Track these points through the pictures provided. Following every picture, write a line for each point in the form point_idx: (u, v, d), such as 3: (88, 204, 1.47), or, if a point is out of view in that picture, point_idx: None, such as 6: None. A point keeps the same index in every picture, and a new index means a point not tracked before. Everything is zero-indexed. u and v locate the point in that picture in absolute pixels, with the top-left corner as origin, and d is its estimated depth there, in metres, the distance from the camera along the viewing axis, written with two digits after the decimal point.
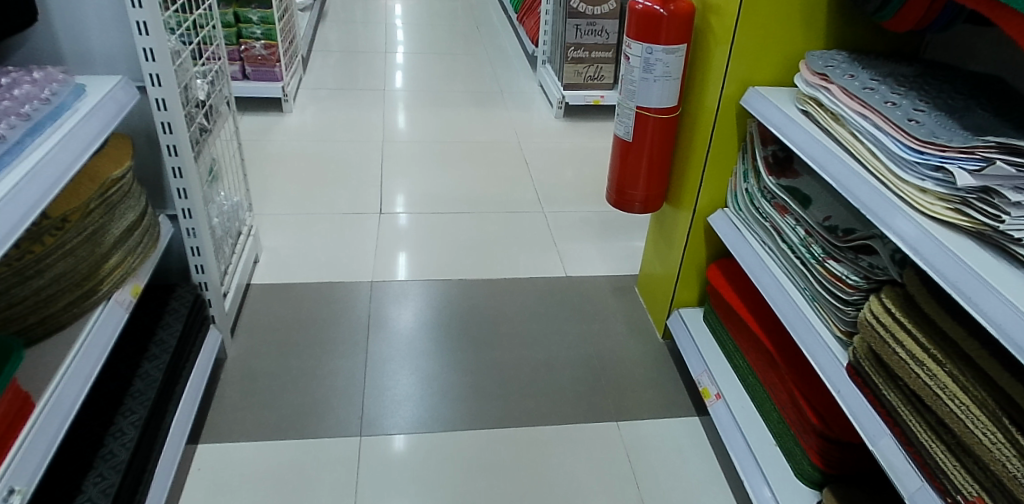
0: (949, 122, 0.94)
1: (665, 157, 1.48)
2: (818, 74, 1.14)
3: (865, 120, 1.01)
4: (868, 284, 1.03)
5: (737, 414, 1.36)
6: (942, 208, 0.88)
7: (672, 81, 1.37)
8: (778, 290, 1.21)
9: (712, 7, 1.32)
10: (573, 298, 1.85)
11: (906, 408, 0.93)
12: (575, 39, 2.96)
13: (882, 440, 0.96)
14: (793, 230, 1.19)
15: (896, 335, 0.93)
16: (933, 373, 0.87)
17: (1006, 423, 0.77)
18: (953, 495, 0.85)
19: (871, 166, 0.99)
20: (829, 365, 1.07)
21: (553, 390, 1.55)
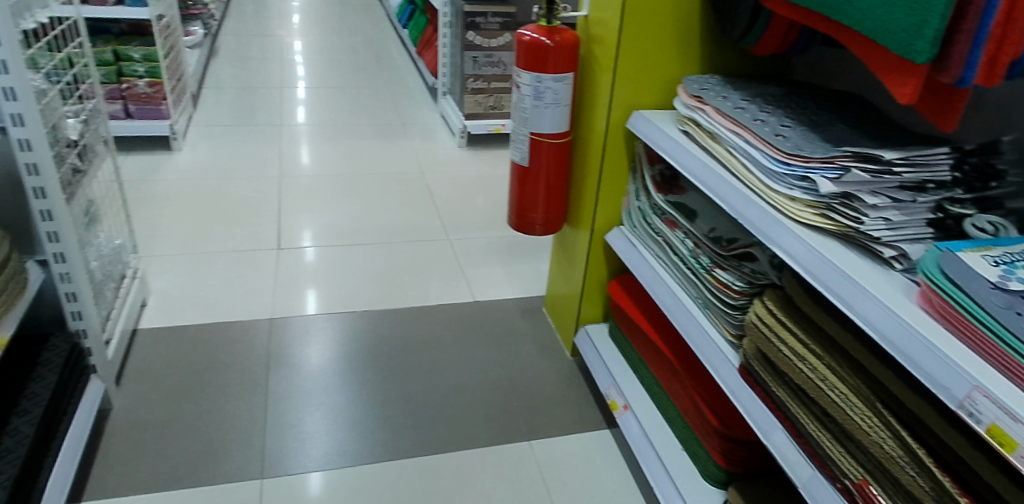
0: (812, 135, 1.02)
1: (561, 179, 1.53)
2: (695, 97, 1.21)
3: (738, 136, 1.08)
4: (752, 288, 1.09)
5: (644, 422, 1.41)
6: (810, 214, 0.95)
7: (562, 107, 1.41)
8: (673, 300, 1.27)
9: (596, 36, 1.38)
10: (482, 322, 1.86)
11: (794, 401, 0.99)
12: (474, 70, 3.02)
13: (775, 434, 1.01)
14: (683, 242, 1.25)
15: (780, 333, 0.99)
16: (815, 367, 0.93)
17: (880, 407, 0.84)
18: (840, 480, 0.90)
19: (747, 179, 1.06)
20: (723, 368, 1.12)
21: (464, 415, 1.55)
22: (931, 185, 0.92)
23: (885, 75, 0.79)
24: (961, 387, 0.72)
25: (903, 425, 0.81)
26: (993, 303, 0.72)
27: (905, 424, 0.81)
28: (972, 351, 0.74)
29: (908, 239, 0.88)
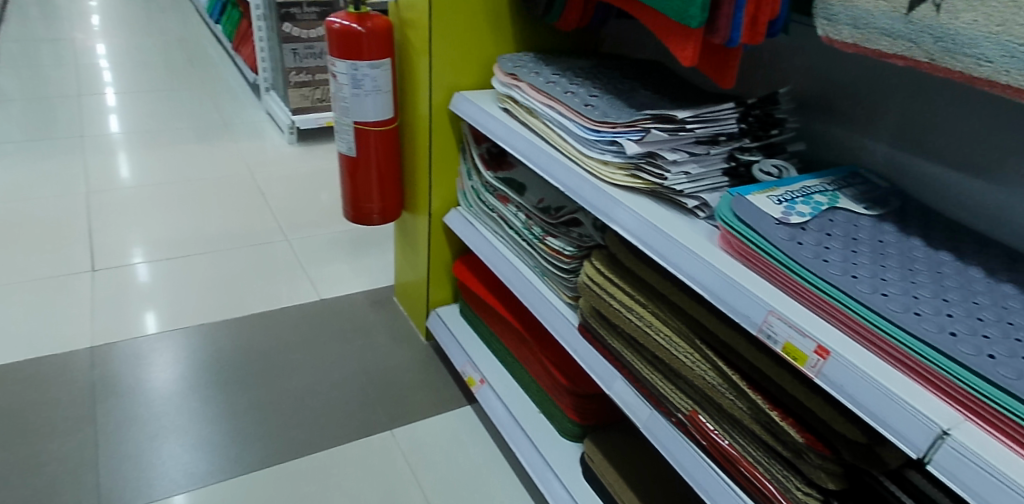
0: (617, 102, 1.09)
1: (393, 167, 1.52)
2: (510, 74, 1.25)
3: (552, 109, 1.13)
4: (580, 252, 1.16)
5: (502, 393, 1.46)
6: (621, 175, 1.02)
7: (383, 94, 1.41)
8: (513, 272, 1.32)
9: (408, 20, 1.38)
10: (331, 319, 1.82)
11: (628, 349, 1.07)
12: (295, 63, 2.90)
13: (615, 383, 1.09)
14: (516, 216, 1.30)
15: (609, 289, 1.07)
16: (642, 315, 1.01)
17: (698, 343, 0.93)
18: (674, 414, 1.00)
19: (564, 150, 1.12)
20: (565, 328, 1.19)
21: (320, 415, 1.52)
22: (722, 137, 1.02)
23: (669, 40, 0.86)
24: (758, 313, 0.81)
25: (718, 355, 0.91)
26: (778, 237, 0.83)
27: (719, 354, 0.91)
28: (765, 281, 0.84)
29: (707, 189, 0.98)
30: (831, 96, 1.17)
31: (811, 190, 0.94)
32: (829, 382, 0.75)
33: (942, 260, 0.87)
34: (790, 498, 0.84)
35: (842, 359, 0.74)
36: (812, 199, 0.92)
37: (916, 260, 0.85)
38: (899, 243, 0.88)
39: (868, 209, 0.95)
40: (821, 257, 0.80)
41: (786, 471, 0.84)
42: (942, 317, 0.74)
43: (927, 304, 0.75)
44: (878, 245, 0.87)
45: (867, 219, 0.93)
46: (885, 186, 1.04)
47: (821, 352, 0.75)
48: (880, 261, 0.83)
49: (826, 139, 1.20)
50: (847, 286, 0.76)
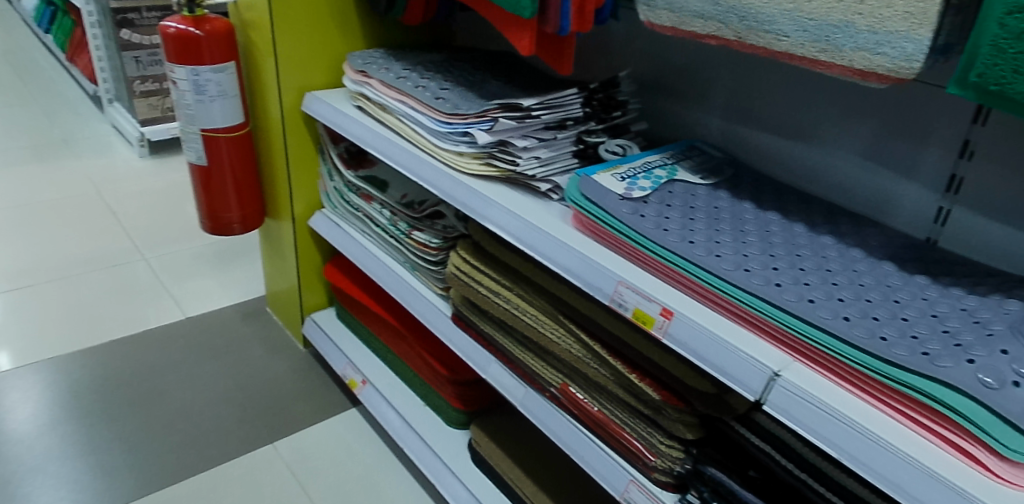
0: (467, 93, 1.11)
1: (249, 173, 1.47)
2: (360, 71, 1.24)
3: (404, 104, 1.14)
4: (446, 243, 1.18)
5: (385, 390, 1.46)
6: (477, 164, 1.04)
7: (230, 99, 1.36)
8: (383, 269, 1.32)
9: (249, 22, 1.34)
10: (199, 337, 1.75)
11: (500, 333, 1.11)
12: (138, 71, 2.72)
13: (491, 367, 1.13)
14: (380, 213, 1.30)
15: (476, 277, 1.10)
16: (508, 299, 1.05)
17: (562, 318, 0.98)
18: (548, 389, 1.06)
19: (419, 143, 1.13)
20: (438, 319, 1.21)
21: (194, 437, 1.46)
22: (569, 122, 1.07)
23: (507, 30, 0.89)
24: (609, 285, 0.86)
25: (581, 328, 0.96)
26: (623, 212, 0.88)
27: (582, 327, 0.96)
28: (615, 253, 0.90)
29: (558, 172, 1.03)
30: (668, 76, 1.25)
31: (652, 166, 1.01)
32: (675, 340, 0.81)
33: (769, 219, 0.96)
34: (656, 452, 0.92)
35: (685, 318, 0.80)
36: (653, 174, 0.98)
37: (746, 221, 0.93)
38: (732, 208, 0.97)
39: (704, 179, 1.02)
40: (661, 226, 0.87)
41: (649, 428, 0.93)
42: (768, 271, 0.81)
43: (756, 260, 0.83)
44: (713, 210, 0.94)
45: (703, 188, 1.00)
46: (720, 156, 1.12)
47: (666, 313, 0.81)
48: (715, 225, 0.90)
49: (668, 116, 1.28)
50: (685, 251, 0.82)
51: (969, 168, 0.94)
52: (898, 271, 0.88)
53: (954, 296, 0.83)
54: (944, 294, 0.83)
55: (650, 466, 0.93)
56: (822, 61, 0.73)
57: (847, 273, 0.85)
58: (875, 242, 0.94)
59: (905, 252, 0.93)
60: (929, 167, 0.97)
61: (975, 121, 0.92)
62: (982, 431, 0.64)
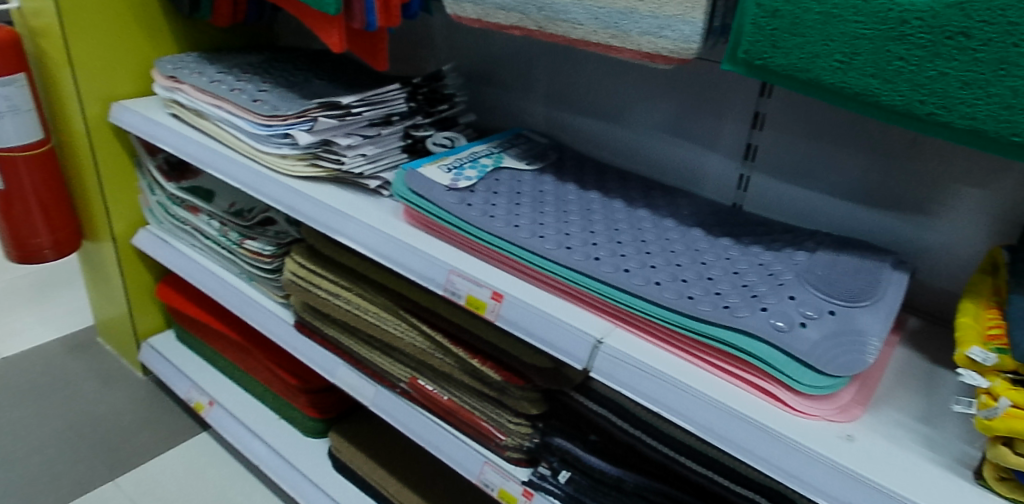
0: (286, 94, 1.08)
1: (58, 194, 1.36)
2: (170, 77, 1.18)
3: (220, 109, 1.09)
4: (280, 249, 1.16)
5: (236, 409, 1.40)
6: (302, 166, 1.03)
7: (24, 114, 1.25)
8: (217, 282, 1.26)
9: (37, 29, 1.23)
10: (17, 378, 1.58)
11: (345, 335, 1.10)
12: None
13: (339, 370, 1.12)
14: (209, 224, 1.25)
15: (314, 280, 1.08)
16: (348, 299, 1.05)
17: (403, 313, 1.00)
18: (398, 385, 1.07)
19: (239, 149, 1.09)
20: (281, 329, 1.18)
21: (19, 486, 1.32)
22: (395, 117, 1.07)
23: (315, 28, 0.88)
24: (441, 274, 0.88)
25: (422, 321, 0.98)
26: (449, 202, 0.90)
27: (424, 320, 0.98)
28: (448, 243, 0.92)
29: (387, 168, 1.03)
30: (492, 68, 1.29)
31: (478, 155, 1.03)
32: (507, 321, 0.84)
33: (590, 198, 1.01)
34: (506, 431, 0.96)
35: (514, 299, 0.83)
36: (479, 163, 1.01)
37: (569, 202, 0.98)
38: (556, 190, 1.01)
39: (529, 164, 1.06)
40: (487, 213, 0.89)
41: (497, 409, 0.97)
42: (588, 246, 0.86)
43: (576, 238, 0.88)
44: (538, 194, 0.98)
45: (529, 173, 1.04)
46: (545, 142, 1.17)
47: (496, 296, 0.84)
48: (539, 208, 0.94)
49: (495, 107, 1.31)
50: (510, 235, 0.86)
51: (761, 137, 1.05)
52: (706, 235, 0.96)
53: (752, 253, 0.92)
54: (744, 252, 0.92)
55: (501, 445, 0.97)
56: (615, 46, 0.78)
57: (660, 242, 0.92)
58: (686, 211, 1.02)
59: (713, 218, 1.02)
60: (729, 139, 1.07)
61: (761, 95, 1.02)
62: (777, 370, 0.74)
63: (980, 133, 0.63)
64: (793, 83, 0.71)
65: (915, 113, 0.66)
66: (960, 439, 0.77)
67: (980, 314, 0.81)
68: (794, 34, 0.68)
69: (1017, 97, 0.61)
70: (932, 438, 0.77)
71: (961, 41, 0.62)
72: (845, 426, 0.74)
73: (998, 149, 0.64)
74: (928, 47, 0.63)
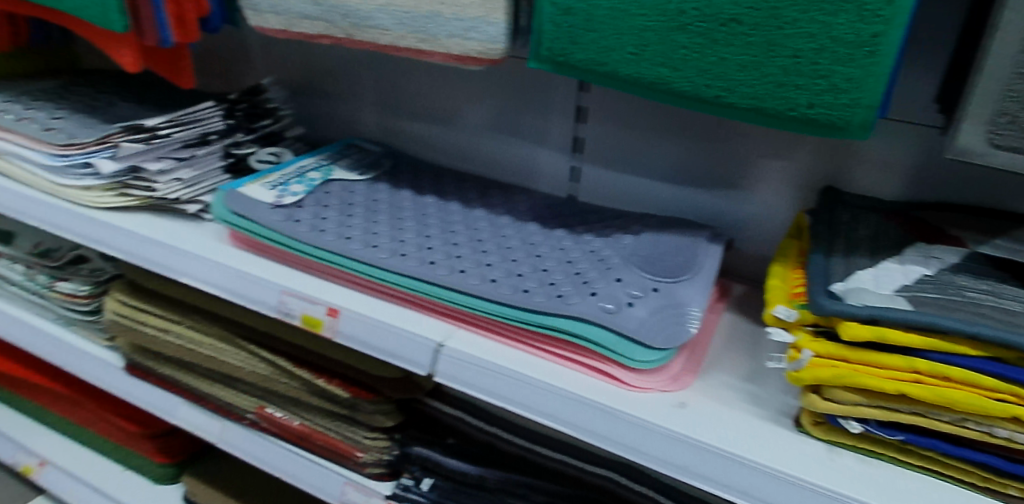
0: (85, 119, 1.00)
1: None
2: None
3: (6, 142, 1.00)
4: (97, 288, 1.09)
5: (70, 466, 1.27)
6: (109, 196, 0.95)
7: None
8: (27, 331, 1.15)
9: None
10: None
11: (182, 372, 1.04)
12: None
13: (180, 410, 1.06)
14: (12, 269, 1.16)
15: (140, 316, 1.03)
16: (180, 334, 1.00)
17: (242, 341, 0.96)
18: (245, 416, 1.01)
19: (33, 184, 0.99)
20: (109, 374, 1.09)
21: None
22: (212, 136, 1.02)
23: (106, 48, 0.82)
24: (273, 296, 0.85)
25: (262, 347, 0.95)
26: (274, 220, 0.87)
27: (263, 345, 0.96)
28: (280, 263, 0.89)
29: (207, 191, 0.98)
30: (316, 79, 1.25)
31: (305, 169, 1.00)
32: (346, 337, 0.83)
33: (426, 202, 1.01)
34: (362, 448, 0.93)
35: (350, 312, 0.82)
36: (306, 177, 0.98)
37: (404, 208, 0.98)
38: (390, 198, 1.00)
39: (362, 174, 1.04)
40: (317, 228, 0.87)
41: (351, 426, 0.94)
42: (423, 251, 0.86)
43: (411, 244, 0.87)
44: (371, 203, 0.97)
45: (362, 183, 1.02)
46: (378, 149, 1.15)
47: (332, 312, 0.83)
48: (372, 218, 0.93)
49: (325, 118, 1.28)
50: (341, 248, 0.84)
51: (585, 129, 1.09)
52: (541, 229, 0.98)
53: (584, 241, 0.95)
54: (577, 241, 0.95)
55: (360, 463, 0.93)
56: (424, 50, 0.78)
57: (496, 239, 0.93)
58: (522, 206, 1.05)
59: (548, 211, 1.04)
60: (556, 134, 1.11)
61: (580, 89, 1.06)
62: (610, 350, 0.77)
63: (761, 110, 0.69)
64: (594, 76, 0.74)
65: (704, 96, 0.71)
66: (782, 392, 0.84)
67: (788, 275, 0.89)
68: (589, 30, 0.72)
69: (787, 75, 0.67)
70: (758, 395, 0.83)
71: (734, 27, 0.67)
72: (678, 395, 0.79)
73: (778, 124, 0.70)
74: (706, 35, 0.68)
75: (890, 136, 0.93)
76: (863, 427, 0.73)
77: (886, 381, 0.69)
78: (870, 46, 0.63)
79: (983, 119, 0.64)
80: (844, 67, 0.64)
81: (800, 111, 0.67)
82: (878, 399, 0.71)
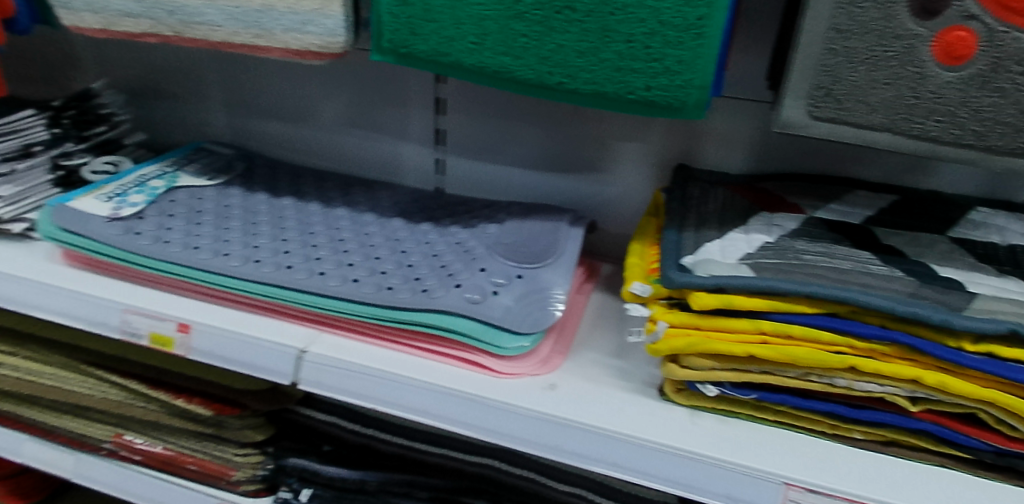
0: None
1: None
2: None
3: None
4: None
5: None
6: None
7: None
8: None
9: None
10: None
11: (24, 405, 0.96)
12: None
13: (24, 447, 0.96)
14: None
15: None
16: (15, 366, 0.94)
17: (89, 368, 0.91)
18: (103, 446, 0.93)
19: None
20: None
21: None
22: (37, 147, 0.93)
23: None
24: (114, 316, 0.79)
25: (112, 371, 0.91)
26: (111, 234, 0.81)
27: (111, 369, 0.91)
28: (124, 280, 0.84)
29: (33, 207, 0.90)
30: (156, 81, 1.17)
31: (146, 178, 0.94)
32: (200, 352, 0.78)
33: (283, 204, 0.97)
34: (234, 466, 0.89)
35: (202, 326, 0.78)
36: (147, 186, 0.92)
37: (259, 212, 0.94)
38: (244, 202, 0.95)
39: (211, 179, 0.99)
40: (160, 239, 0.82)
41: (218, 444, 0.90)
42: (279, 255, 0.83)
43: (266, 248, 0.84)
44: (222, 209, 0.92)
45: (211, 189, 0.97)
46: (229, 152, 1.10)
47: (182, 328, 0.78)
48: (223, 224, 0.88)
49: (169, 122, 1.20)
50: (188, 259, 0.80)
51: (446, 121, 1.08)
52: (405, 224, 0.96)
53: (450, 233, 0.94)
54: (442, 233, 0.94)
55: (233, 482, 0.89)
56: (261, 46, 0.75)
57: (358, 237, 0.91)
58: (386, 201, 1.03)
59: (413, 205, 1.03)
60: (417, 127, 1.09)
61: (437, 81, 1.05)
62: (478, 340, 0.77)
63: (602, 94, 0.71)
64: (438, 67, 0.74)
65: (547, 83, 0.72)
66: (647, 363, 0.87)
67: (646, 252, 0.92)
68: (428, 21, 0.71)
69: (623, 60, 0.69)
70: (625, 369, 0.86)
71: (568, 14, 0.68)
72: (548, 377, 0.80)
73: (620, 107, 0.72)
74: (543, 22, 0.69)
75: (732, 113, 0.98)
76: (718, 390, 0.77)
77: (735, 345, 0.73)
78: (697, 29, 0.66)
79: (802, 93, 0.69)
80: (675, 50, 0.67)
81: (639, 94, 0.70)
82: (729, 362, 0.75)
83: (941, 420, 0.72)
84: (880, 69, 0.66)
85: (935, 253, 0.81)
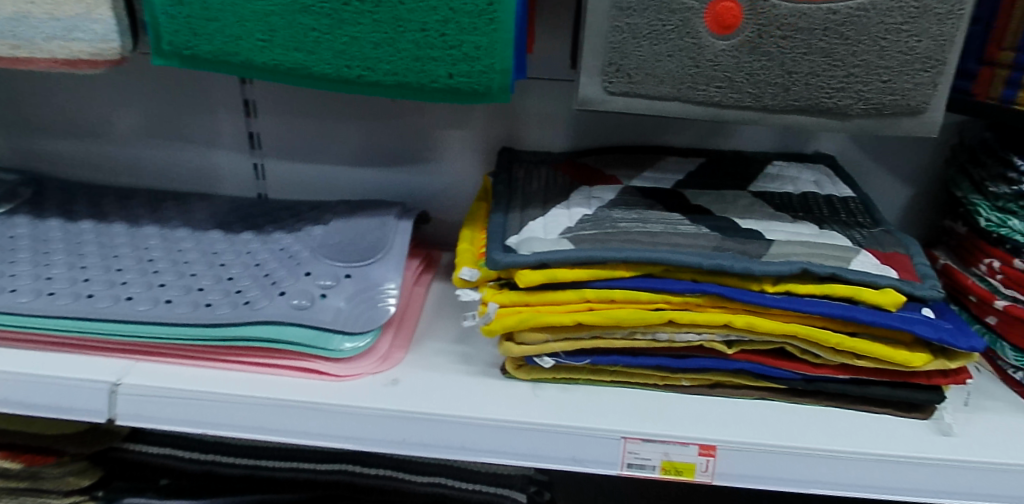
0: None
1: None
2: None
3: None
4: None
5: None
6: None
7: None
8: None
9: None
10: None
11: None
12: None
13: None
14: None
15: None
16: None
17: None
18: None
19: None
20: None
21: None
22: None
23: None
24: None
25: None
26: None
27: None
28: None
29: None
30: None
31: None
32: None
33: (80, 229, 0.89)
34: None
35: None
36: None
37: (52, 240, 0.86)
38: (33, 231, 0.87)
39: None
40: None
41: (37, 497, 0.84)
42: (77, 285, 0.78)
43: (61, 279, 0.78)
44: (6, 242, 0.84)
45: None
46: (13, 177, 0.99)
47: None
48: (9, 258, 0.81)
49: None
50: None
51: (259, 123, 1.04)
52: (224, 235, 0.91)
53: (273, 240, 0.90)
54: (264, 241, 0.90)
55: None
56: (22, 58, 0.68)
57: (171, 255, 0.85)
58: (202, 213, 0.97)
59: (232, 214, 0.98)
60: (229, 132, 1.04)
61: (243, 82, 1.01)
62: (309, 346, 0.75)
63: (405, 85, 0.71)
64: (228, 68, 0.71)
65: (346, 77, 0.70)
66: (488, 345, 0.89)
67: (476, 237, 0.93)
68: (209, 20, 0.68)
69: (421, 49, 0.69)
70: (468, 353, 0.86)
71: (357, 5, 0.67)
72: (390, 372, 0.79)
73: (426, 96, 0.72)
74: (332, 16, 0.68)
75: (547, 94, 1.02)
76: (554, 360, 0.79)
77: (563, 315, 0.76)
78: (489, 15, 0.67)
79: (596, 70, 0.72)
80: (470, 36, 0.68)
81: (443, 82, 0.70)
82: (560, 332, 0.77)
83: (754, 358, 0.78)
84: (661, 43, 0.70)
85: (737, 208, 0.89)
